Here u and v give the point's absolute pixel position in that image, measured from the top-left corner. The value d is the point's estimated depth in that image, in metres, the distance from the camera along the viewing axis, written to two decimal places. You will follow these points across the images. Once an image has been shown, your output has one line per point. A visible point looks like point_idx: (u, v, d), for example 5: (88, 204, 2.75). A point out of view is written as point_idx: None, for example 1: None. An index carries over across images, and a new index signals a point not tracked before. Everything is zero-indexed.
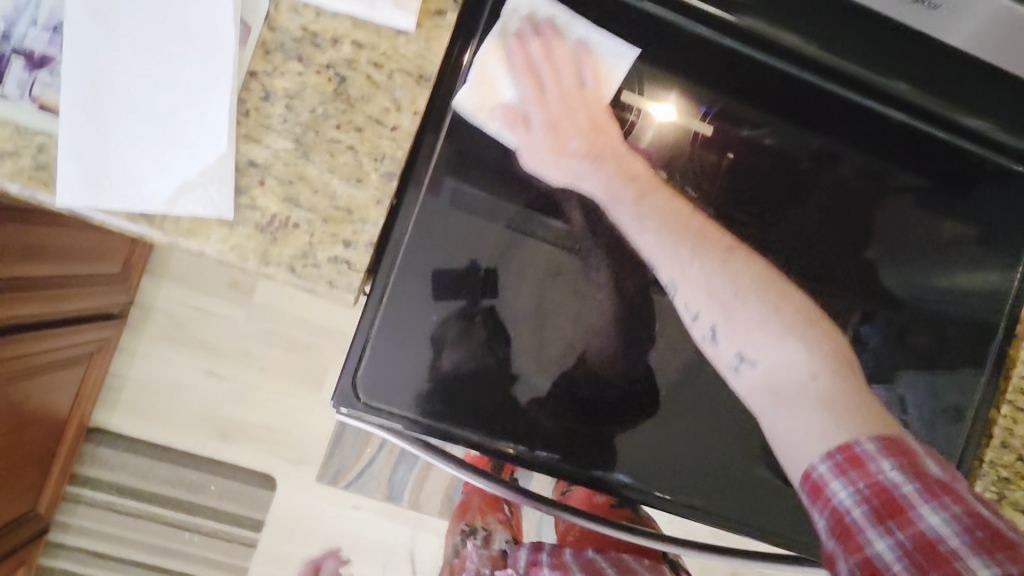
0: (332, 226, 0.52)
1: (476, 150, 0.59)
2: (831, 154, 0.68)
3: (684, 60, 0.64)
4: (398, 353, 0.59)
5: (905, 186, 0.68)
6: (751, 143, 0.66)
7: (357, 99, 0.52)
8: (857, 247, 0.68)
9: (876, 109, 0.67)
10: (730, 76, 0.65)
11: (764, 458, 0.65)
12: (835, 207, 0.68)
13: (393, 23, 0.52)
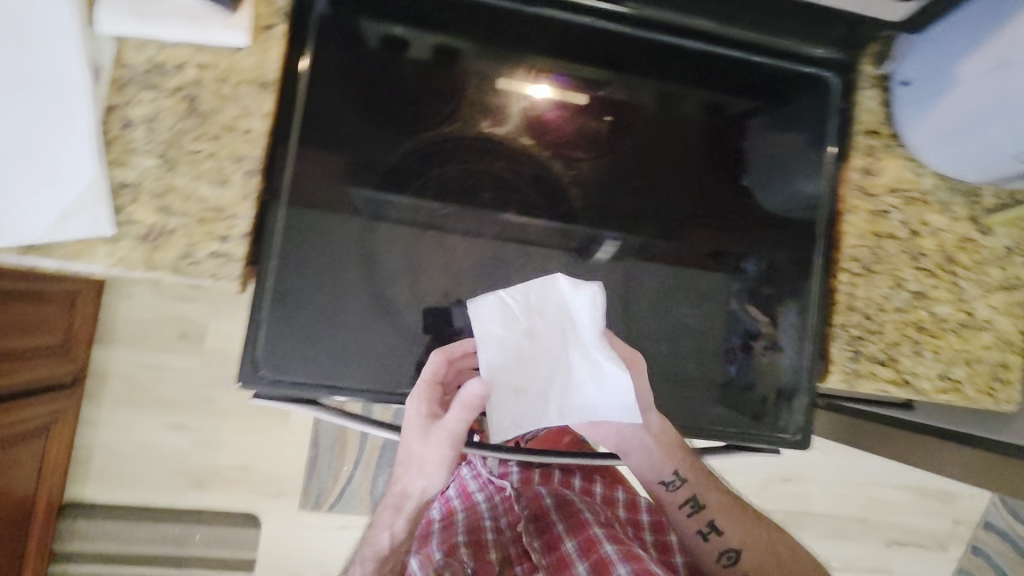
0: (206, 225, 0.58)
1: (330, 140, 0.65)
2: (663, 89, 0.75)
3: (511, 37, 0.70)
4: (296, 334, 0.62)
5: (734, 107, 0.76)
6: (588, 89, 0.72)
7: (208, 112, 0.59)
8: (701, 164, 0.75)
9: (690, 44, 0.74)
10: (553, 34, 0.71)
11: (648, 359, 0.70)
12: (660, 134, 0.74)
13: (226, 41, 0.59)
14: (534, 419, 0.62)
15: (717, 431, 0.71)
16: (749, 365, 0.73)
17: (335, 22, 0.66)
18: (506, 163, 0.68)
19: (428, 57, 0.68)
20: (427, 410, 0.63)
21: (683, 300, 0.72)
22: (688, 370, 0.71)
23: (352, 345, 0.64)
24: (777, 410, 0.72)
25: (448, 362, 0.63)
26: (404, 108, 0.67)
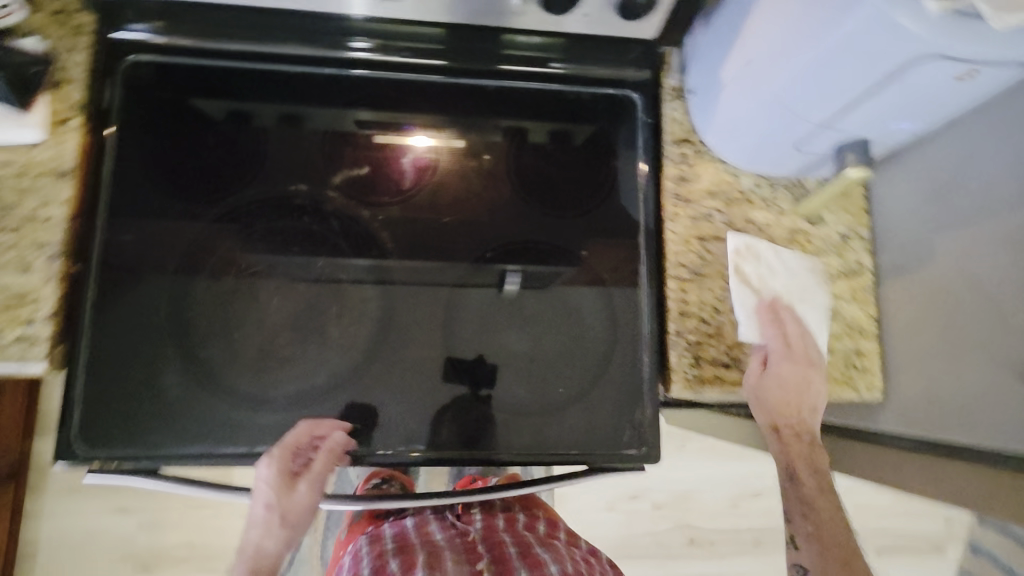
0: (11, 311, 0.62)
1: (136, 214, 0.68)
2: (470, 128, 0.76)
3: (307, 99, 0.73)
4: (115, 408, 0.64)
5: (547, 134, 0.77)
6: (393, 136, 0.74)
7: (10, 207, 0.63)
8: (521, 191, 0.75)
9: (484, 84, 0.76)
10: (342, 91, 0.74)
11: (478, 390, 0.70)
12: (461, 171, 0.75)
13: (22, 138, 0.64)
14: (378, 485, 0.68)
15: (568, 454, 0.70)
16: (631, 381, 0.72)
17: (135, 105, 0.69)
18: (313, 216, 0.71)
19: (228, 126, 0.72)
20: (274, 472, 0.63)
21: (513, 327, 0.71)
22: (523, 395, 0.70)
23: (175, 412, 0.65)
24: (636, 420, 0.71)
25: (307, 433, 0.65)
26: (210, 176, 0.70)
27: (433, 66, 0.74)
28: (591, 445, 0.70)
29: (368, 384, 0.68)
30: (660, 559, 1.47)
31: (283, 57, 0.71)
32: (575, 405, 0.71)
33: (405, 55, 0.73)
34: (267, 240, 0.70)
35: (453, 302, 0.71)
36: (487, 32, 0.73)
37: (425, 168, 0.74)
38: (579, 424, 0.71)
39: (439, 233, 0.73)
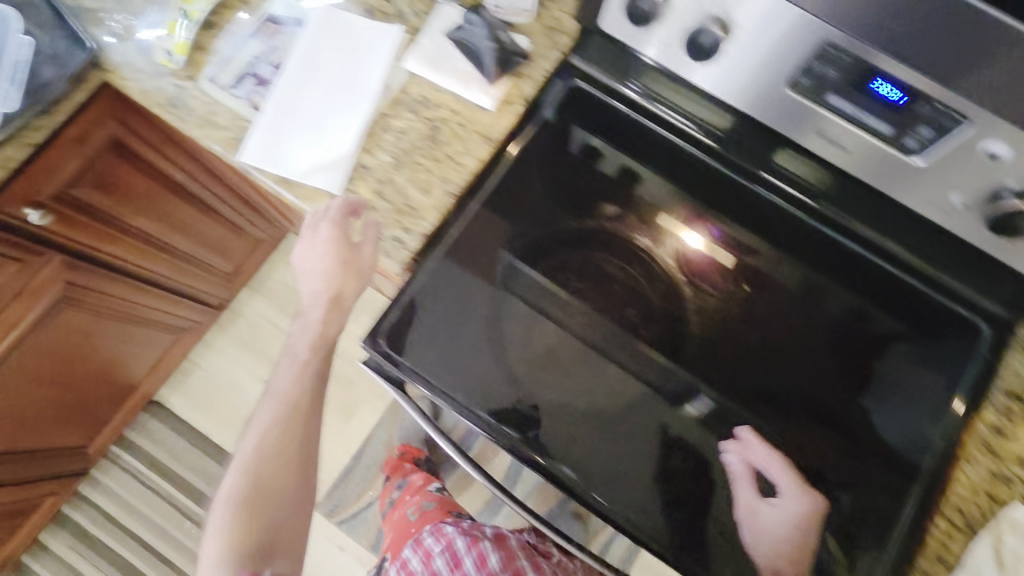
0: (400, 216, 0.73)
1: (517, 190, 0.77)
2: (806, 276, 0.78)
3: (685, 177, 0.81)
4: (420, 342, 0.72)
5: (875, 321, 0.77)
6: (737, 246, 0.79)
7: (441, 142, 0.76)
8: (823, 355, 0.75)
9: (845, 244, 0.78)
10: (721, 190, 0.80)
11: (701, 501, 0.70)
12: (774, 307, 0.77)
13: (478, 100, 0.77)
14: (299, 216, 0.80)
15: None
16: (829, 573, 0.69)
17: (564, 111, 0.80)
18: (643, 271, 0.76)
19: (610, 170, 0.80)
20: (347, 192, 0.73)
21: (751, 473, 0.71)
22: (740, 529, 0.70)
23: (462, 366, 0.72)
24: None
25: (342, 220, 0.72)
26: (585, 193, 0.78)
27: (809, 206, 0.79)
28: None
29: (614, 434, 0.71)
30: None
31: (692, 137, 0.80)
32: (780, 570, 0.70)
33: (787, 187, 0.79)
34: (599, 269, 0.76)
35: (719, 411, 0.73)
36: (875, 208, 0.77)
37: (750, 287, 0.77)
38: None
39: (741, 354, 0.75)
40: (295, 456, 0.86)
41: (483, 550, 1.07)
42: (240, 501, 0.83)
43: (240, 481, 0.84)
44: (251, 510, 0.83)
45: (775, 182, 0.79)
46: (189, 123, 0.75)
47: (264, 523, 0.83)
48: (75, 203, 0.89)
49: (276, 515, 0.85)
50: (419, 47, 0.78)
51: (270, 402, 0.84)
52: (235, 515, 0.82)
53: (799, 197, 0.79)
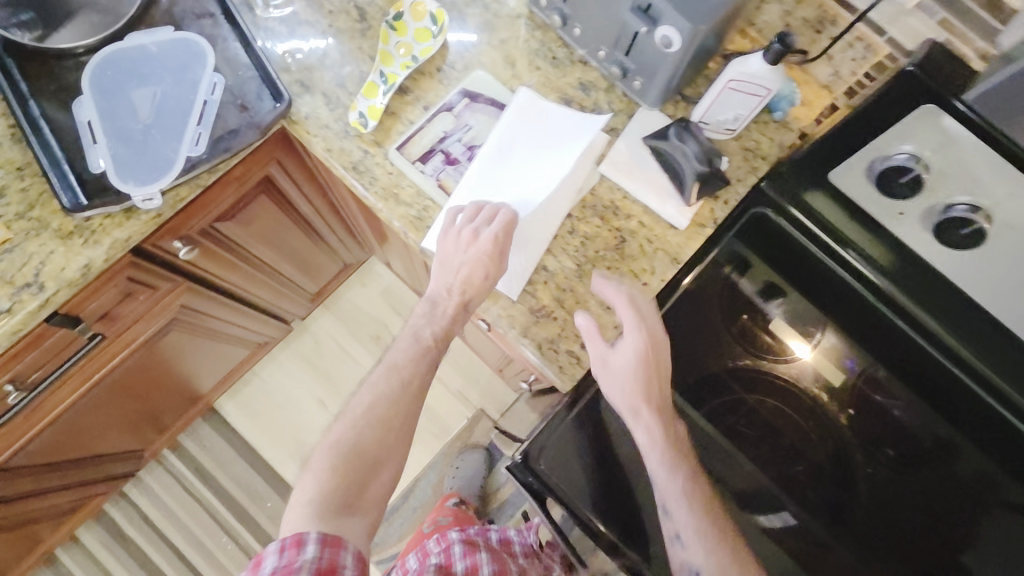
0: (578, 329, 0.70)
1: (687, 319, 0.73)
2: (949, 443, 0.70)
3: (829, 309, 0.73)
4: (570, 468, 0.71)
5: (1015, 504, 0.68)
6: (877, 407, 0.71)
7: (627, 256, 0.73)
8: (948, 543, 0.68)
9: (1009, 418, 0.67)
10: (899, 350, 0.71)
11: None
12: (936, 498, 0.69)
13: (671, 218, 0.74)
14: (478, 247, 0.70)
15: None
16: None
17: (748, 234, 0.75)
18: (810, 428, 0.71)
19: (781, 314, 0.74)
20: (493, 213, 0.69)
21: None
22: None
23: (613, 501, 0.70)
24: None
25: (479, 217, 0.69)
26: (757, 332, 0.73)
27: (972, 368, 0.68)
28: None
29: None
30: None
31: (843, 260, 0.72)
32: None
33: (987, 368, 0.67)
34: (766, 418, 0.72)
35: None
36: None
37: (913, 471, 0.70)
38: None
39: (898, 546, 0.68)
40: (394, 426, 0.71)
41: (478, 559, 0.94)
42: (355, 455, 0.69)
43: (353, 433, 0.70)
44: (358, 477, 0.68)
45: (938, 330, 0.68)
46: (372, 192, 0.72)
47: (361, 480, 0.68)
48: (217, 236, 0.86)
49: (370, 490, 0.69)
50: (616, 151, 0.75)
51: (409, 341, 0.74)
52: (340, 465, 0.68)
53: (957, 353, 0.68)
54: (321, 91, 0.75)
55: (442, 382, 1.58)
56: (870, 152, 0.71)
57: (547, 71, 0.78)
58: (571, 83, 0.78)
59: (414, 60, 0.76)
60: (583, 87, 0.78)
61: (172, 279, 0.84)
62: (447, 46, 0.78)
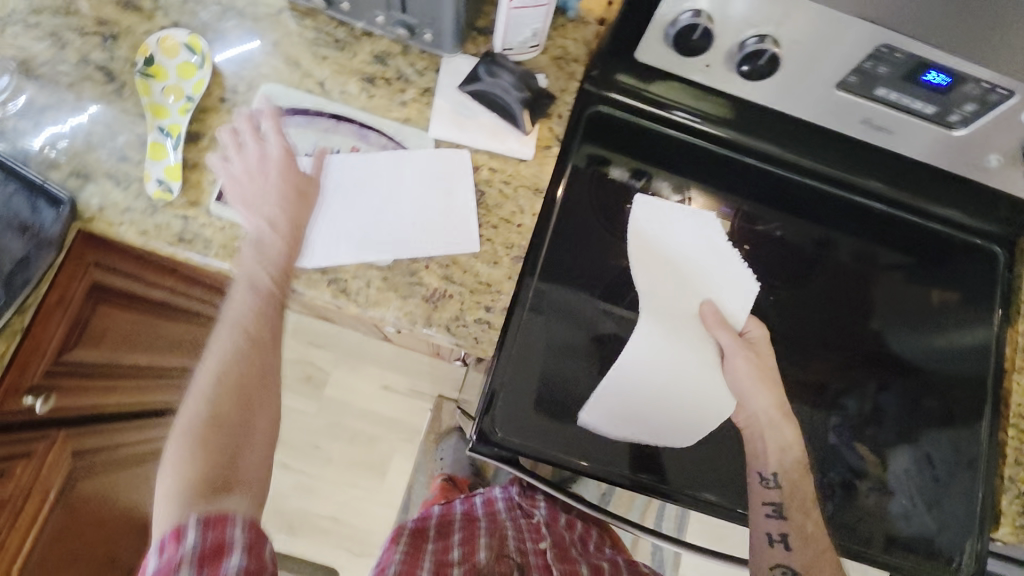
0: (476, 295, 0.70)
1: (571, 239, 0.76)
2: (827, 240, 0.86)
3: (687, 168, 0.84)
4: (527, 420, 0.72)
5: (890, 265, 0.87)
6: (763, 236, 0.84)
7: (493, 206, 0.73)
8: (863, 320, 0.84)
9: (859, 200, 0.86)
10: (760, 185, 0.85)
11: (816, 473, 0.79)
12: (838, 277, 0.85)
13: (517, 153, 0.74)
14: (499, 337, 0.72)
15: (867, 552, 0.78)
16: (850, 500, 0.79)
17: (595, 131, 0.81)
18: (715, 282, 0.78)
19: (656, 188, 0.82)
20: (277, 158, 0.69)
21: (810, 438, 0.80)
22: (858, 492, 0.79)
23: (582, 432, 0.72)
24: (904, 548, 0.78)
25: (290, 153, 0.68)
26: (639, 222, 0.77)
27: (818, 172, 0.85)
28: (903, 555, 0.78)
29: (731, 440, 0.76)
30: None
31: (672, 121, 0.83)
32: (861, 532, 0.78)
33: (838, 171, 0.85)
34: None
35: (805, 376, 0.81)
36: (876, 176, 0.85)
37: (817, 264, 0.85)
38: (890, 532, 0.78)
39: (828, 322, 0.83)
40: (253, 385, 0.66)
41: (448, 539, 0.85)
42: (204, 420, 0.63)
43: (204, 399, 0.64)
44: (218, 426, 0.63)
45: (783, 153, 0.84)
46: (213, 253, 0.66)
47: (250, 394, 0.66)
48: (73, 369, 0.78)
49: (245, 465, 0.64)
50: (441, 109, 0.73)
51: (243, 290, 0.65)
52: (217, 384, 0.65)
53: (801, 169, 0.85)
54: (104, 172, 0.66)
55: (390, 388, 1.55)
56: (657, 18, 0.66)
57: (335, 57, 0.74)
58: (365, 59, 0.74)
59: (190, 100, 0.69)
60: (379, 60, 0.75)
61: (47, 435, 0.78)
62: (219, 70, 0.71)
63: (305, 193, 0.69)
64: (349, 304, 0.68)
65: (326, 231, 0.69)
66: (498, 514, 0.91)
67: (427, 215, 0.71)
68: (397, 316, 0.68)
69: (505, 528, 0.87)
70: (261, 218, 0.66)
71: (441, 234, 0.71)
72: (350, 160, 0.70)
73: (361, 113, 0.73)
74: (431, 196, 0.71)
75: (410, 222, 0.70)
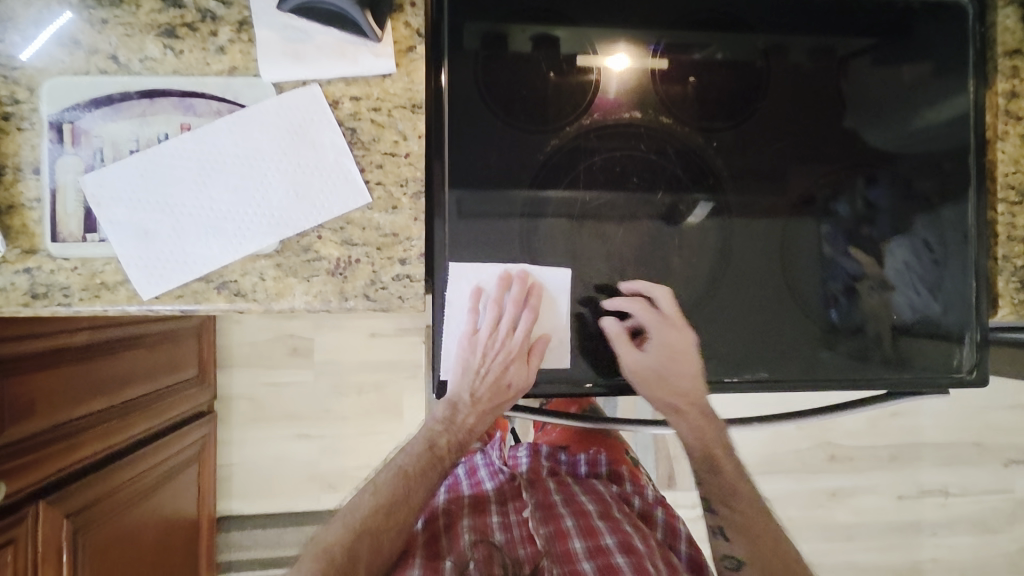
0: (386, 251, 0.61)
1: (476, 148, 0.66)
2: (776, 47, 0.73)
3: (594, 12, 0.69)
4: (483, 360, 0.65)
5: (852, 52, 0.74)
6: (705, 64, 0.71)
7: (370, 142, 0.61)
8: (832, 121, 0.74)
9: None
10: (678, 8, 0.71)
11: (797, 312, 0.70)
12: (790, 88, 0.73)
13: (377, 69, 0.61)
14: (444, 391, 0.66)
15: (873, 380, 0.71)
16: (852, 305, 0.72)
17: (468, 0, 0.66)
18: (650, 143, 0.69)
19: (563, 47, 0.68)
20: (103, 164, 0.58)
21: (794, 264, 0.71)
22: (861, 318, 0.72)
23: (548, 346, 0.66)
24: (911, 345, 0.73)
25: (115, 159, 0.58)
26: (553, 99, 0.68)
27: None
28: (902, 368, 0.72)
29: (706, 310, 0.68)
30: (799, 474, 1.62)
31: None
32: (870, 332, 0.72)
33: None
34: (598, 164, 0.68)
35: (775, 211, 0.72)
36: None
37: (762, 82, 0.73)
38: (891, 355, 0.72)
39: (786, 147, 0.73)
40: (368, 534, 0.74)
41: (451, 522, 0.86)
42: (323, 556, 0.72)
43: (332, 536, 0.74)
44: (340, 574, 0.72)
45: None
46: (78, 300, 0.57)
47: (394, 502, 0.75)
48: (14, 448, 0.74)
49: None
50: (267, 44, 0.59)
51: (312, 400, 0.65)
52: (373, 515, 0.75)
53: None
54: None
55: (377, 334, 1.47)
56: None
57: (117, 17, 0.59)
58: (154, 7, 0.59)
59: None
60: (170, 2, 0.59)
61: (26, 512, 0.75)
62: None
63: (140, 193, 0.58)
64: (251, 305, 0.60)
65: (180, 230, 0.58)
66: (481, 481, 0.96)
67: (294, 176, 0.60)
68: (307, 300, 0.60)
69: (488, 492, 0.94)
70: (119, 232, 0.57)
71: (311, 192, 0.60)
72: (183, 140, 0.58)
73: (175, 79, 0.59)
74: (290, 150, 0.60)
75: (276, 188, 0.59)
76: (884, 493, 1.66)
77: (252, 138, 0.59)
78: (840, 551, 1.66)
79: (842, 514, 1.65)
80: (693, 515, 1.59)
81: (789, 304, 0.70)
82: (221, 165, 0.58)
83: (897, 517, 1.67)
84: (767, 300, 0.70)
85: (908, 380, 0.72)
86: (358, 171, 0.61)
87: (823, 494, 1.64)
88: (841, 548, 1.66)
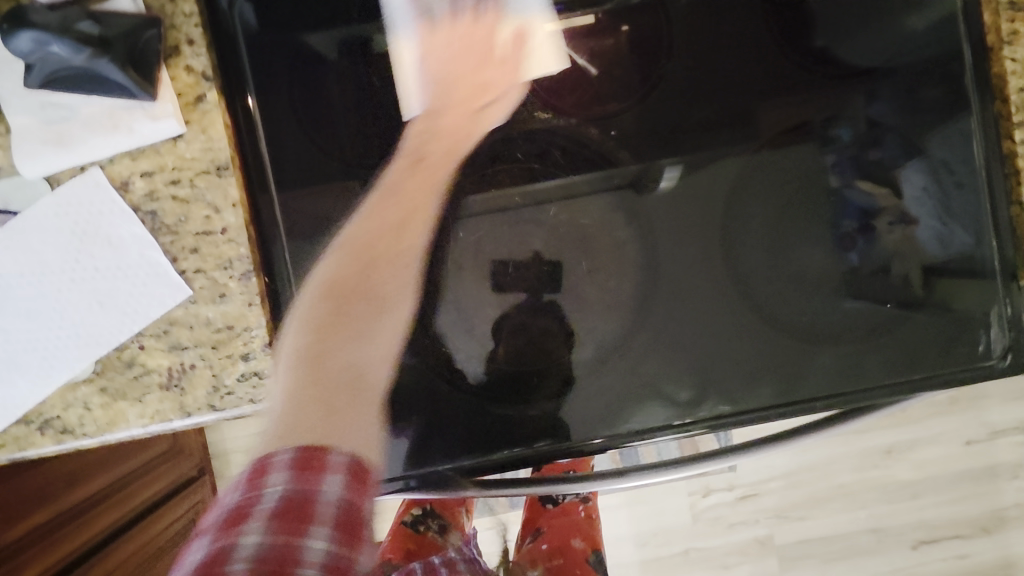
0: (224, 349, 0.51)
1: (312, 201, 0.53)
2: None
3: None
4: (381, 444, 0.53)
5: None
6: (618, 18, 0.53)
7: (176, 224, 0.50)
8: (780, 52, 0.54)
9: None
10: None
11: (770, 311, 0.54)
12: (730, 27, 0.54)
13: (161, 134, 0.49)
14: (169, 299, 0.50)
15: (892, 383, 0.54)
16: (873, 244, 0.54)
17: (264, 29, 0.52)
18: (539, 144, 0.54)
19: (414, 39, 0.52)
20: None
21: (796, 241, 0.54)
22: (876, 293, 0.54)
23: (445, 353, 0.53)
24: (952, 294, 0.54)
25: None
26: (397, 114, 0.53)
27: None
28: (934, 360, 0.54)
29: (650, 339, 0.54)
30: (847, 436, 1.46)
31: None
32: (897, 275, 0.54)
33: None
34: (470, 181, 0.53)
35: (737, 183, 0.54)
36: None
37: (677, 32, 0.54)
38: (921, 343, 0.54)
39: (723, 117, 0.54)
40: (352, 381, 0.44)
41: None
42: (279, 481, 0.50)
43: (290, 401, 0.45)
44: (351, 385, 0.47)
45: None
46: None
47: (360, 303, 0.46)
48: None
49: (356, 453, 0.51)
50: (22, 134, 0.48)
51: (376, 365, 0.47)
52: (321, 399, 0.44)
53: None
54: None
55: None
56: None
57: None
58: None
59: None
60: None
61: None
62: None
63: None
64: (83, 441, 0.51)
65: None
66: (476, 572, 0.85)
67: (91, 283, 0.49)
68: (144, 423, 0.51)
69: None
70: None
71: (118, 299, 0.50)
72: None
73: None
74: (81, 254, 0.49)
75: (75, 301, 0.49)
76: (949, 442, 1.47)
77: (35, 249, 0.49)
78: (906, 511, 1.49)
79: (903, 470, 1.47)
80: (730, 496, 1.46)
81: (780, 296, 0.54)
82: (9, 289, 0.49)
83: (969, 463, 1.48)
84: (748, 293, 0.54)
85: (939, 373, 0.54)
86: (169, 262, 0.50)
87: (877, 452, 1.47)
88: (907, 507, 1.49)
